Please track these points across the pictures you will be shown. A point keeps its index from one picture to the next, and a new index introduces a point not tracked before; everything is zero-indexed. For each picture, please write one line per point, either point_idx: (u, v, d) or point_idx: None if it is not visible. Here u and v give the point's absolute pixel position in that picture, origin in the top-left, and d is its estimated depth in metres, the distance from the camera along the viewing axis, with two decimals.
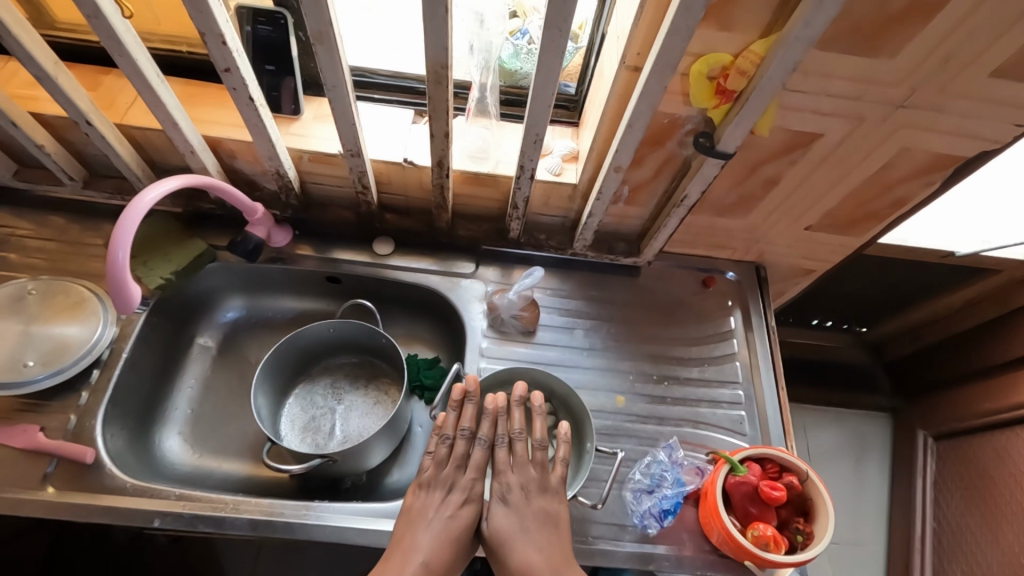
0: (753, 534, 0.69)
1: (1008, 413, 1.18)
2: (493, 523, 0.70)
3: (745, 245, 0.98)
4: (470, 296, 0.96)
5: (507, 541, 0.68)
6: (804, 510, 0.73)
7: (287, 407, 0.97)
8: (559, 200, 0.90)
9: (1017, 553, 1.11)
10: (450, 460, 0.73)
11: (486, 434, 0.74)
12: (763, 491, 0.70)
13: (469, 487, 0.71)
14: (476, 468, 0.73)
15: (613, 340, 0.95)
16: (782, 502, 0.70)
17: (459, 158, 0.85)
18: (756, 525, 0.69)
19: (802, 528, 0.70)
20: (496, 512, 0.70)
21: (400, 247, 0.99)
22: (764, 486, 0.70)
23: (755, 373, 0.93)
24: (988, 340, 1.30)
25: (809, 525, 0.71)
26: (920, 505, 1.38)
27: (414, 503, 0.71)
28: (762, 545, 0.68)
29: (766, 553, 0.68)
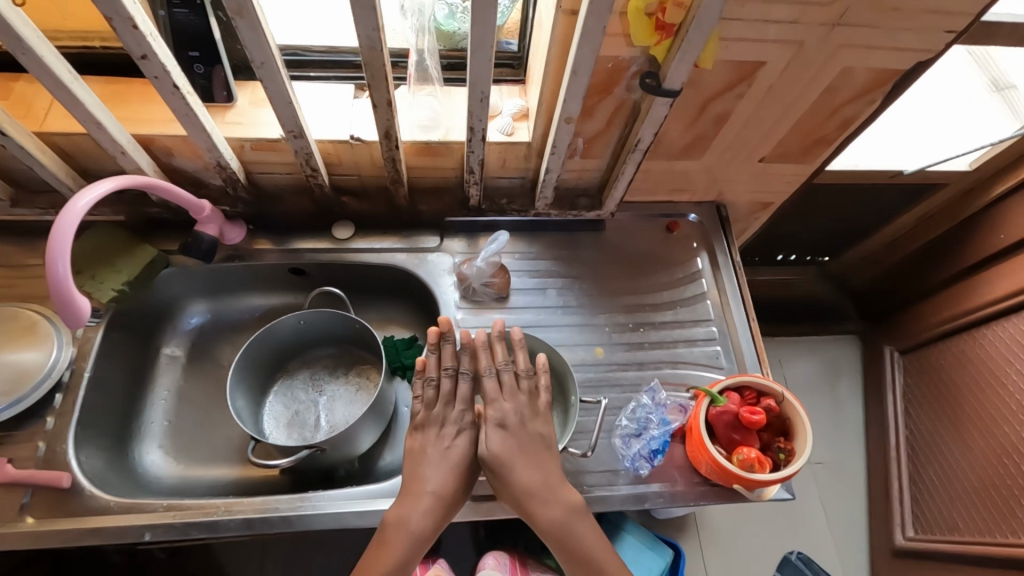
0: (738, 458, 0.71)
1: (972, 317, 1.26)
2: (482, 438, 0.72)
3: (705, 186, 0.99)
4: (439, 270, 0.95)
5: (503, 463, 0.69)
6: (784, 429, 0.75)
7: (268, 405, 0.95)
8: (515, 161, 0.89)
9: (984, 447, 1.20)
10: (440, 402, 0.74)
11: (467, 368, 0.76)
12: (744, 417, 0.72)
13: (458, 420, 0.73)
14: (464, 400, 0.74)
15: (586, 296, 0.96)
16: (763, 425, 0.72)
17: (408, 130, 0.83)
18: (740, 450, 0.72)
19: (783, 447, 0.73)
20: (490, 436, 0.71)
21: (362, 230, 0.97)
22: (745, 411, 0.72)
23: (727, 309, 0.95)
24: (942, 253, 1.36)
25: (791, 443, 0.74)
26: (892, 415, 1.47)
27: (413, 447, 0.72)
28: (748, 467, 0.71)
29: (753, 475, 0.70)
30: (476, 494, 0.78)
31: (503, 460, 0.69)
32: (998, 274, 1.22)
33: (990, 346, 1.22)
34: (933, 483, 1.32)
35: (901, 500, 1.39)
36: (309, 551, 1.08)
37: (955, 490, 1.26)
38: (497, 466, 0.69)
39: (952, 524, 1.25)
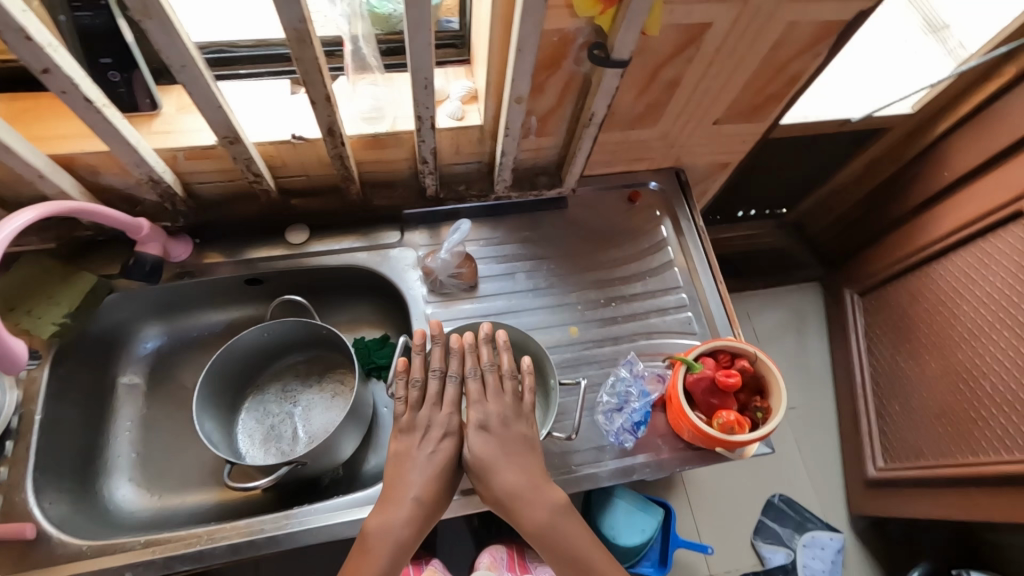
0: (719, 422, 0.73)
1: (923, 253, 1.31)
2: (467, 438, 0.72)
3: (662, 153, 0.99)
4: (403, 265, 0.93)
5: (488, 464, 0.69)
6: (759, 388, 0.77)
7: (241, 423, 0.92)
8: (469, 145, 0.86)
9: (940, 374, 1.27)
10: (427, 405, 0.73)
11: (456, 370, 0.75)
12: (720, 381, 0.73)
13: (446, 423, 0.72)
14: (453, 403, 0.73)
15: (555, 276, 0.95)
16: (739, 386, 0.74)
17: (353, 124, 0.79)
18: (720, 414, 0.73)
19: (760, 405, 0.75)
20: (475, 438, 0.71)
21: (317, 231, 0.93)
22: (721, 376, 0.73)
23: (694, 274, 0.96)
24: (892, 195, 1.41)
25: (767, 400, 0.76)
26: (857, 355, 1.54)
27: (398, 446, 0.71)
28: (729, 430, 0.72)
29: (733, 436, 0.72)
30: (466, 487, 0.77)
31: (488, 461, 0.69)
32: (944, 210, 1.27)
33: (940, 279, 1.28)
34: (896, 413, 1.39)
35: (870, 434, 1.46)
36: (304, 561, 1.07)
37: (916, 418, 1.33)
38: (481, 467, 0.69)
39: (916, 449, 1.32)
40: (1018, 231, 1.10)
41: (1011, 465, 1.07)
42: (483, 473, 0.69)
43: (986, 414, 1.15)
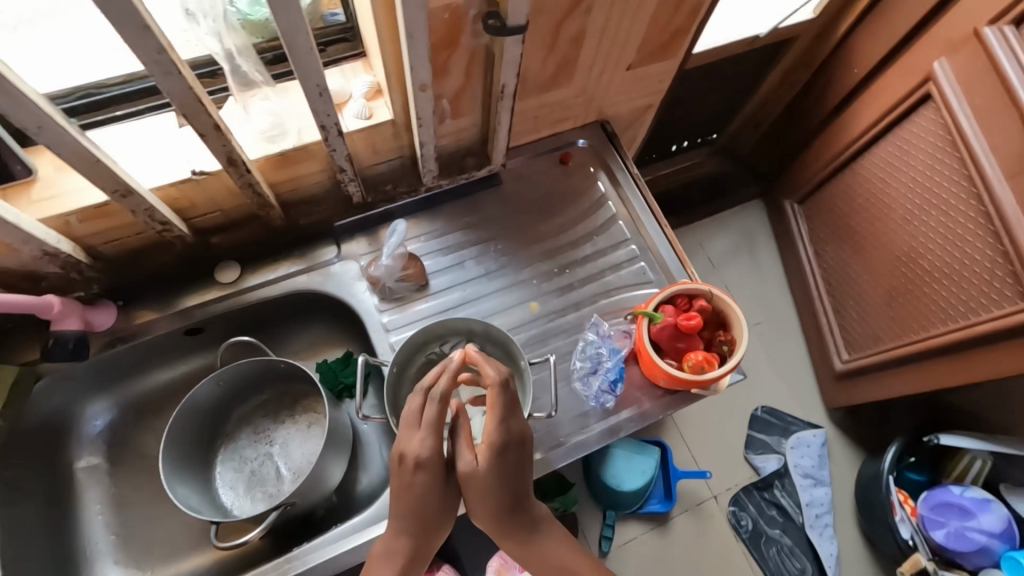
0: (689, 364, 0.75)
1: (850, 151, 1.37)
2: (463, 461, 0.64)
3: (583, 108, 0.97)
4: (349, 279, 0.89)
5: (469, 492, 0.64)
6: (720, 322, 0.79)
7: (219, 477, 0.88)
8: (385, 142, 0.82)
9: (884, 261, 1.34)
10: (417, 427, 0.64)
11: (443, 392, 0.64)
12: (683, 326, 0.75)
13: (421, 450, 0.63)
14: (434, 428, 0.63)
15: (504, 256, 0.94)
16: (701, 326, 0.76)
17: (253, 145, 0.73)
18: (689, 356, 0.75)
19: (724, 339, 0.77)
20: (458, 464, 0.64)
21: (249, 265, 0.87)
22: (682, 320, 0.75)
23: (639, 223, 0.96)
24: (811, 100, 1.45)
25: (729, 332, 0.78)
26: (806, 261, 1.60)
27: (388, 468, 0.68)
28: (699, 370, 0.74)
29: (705, 375, 0.74)
30: None
31: (482, 490, 0.63)
32: (861, 107, 1.32)
33: (868, 172, 1.34)
34: (852, 306, 1.47)
35: (832, 332, 1.53)
36: None
37: (869, 306, 1.41)
38: (475, 496, 0.64)
39: (875, 337, 1.40)
40: (929, 114, 1.16)
41: (958, 332, 1.15)
42: (476, 500, 0.65)
43: (931, 289, 1.22)
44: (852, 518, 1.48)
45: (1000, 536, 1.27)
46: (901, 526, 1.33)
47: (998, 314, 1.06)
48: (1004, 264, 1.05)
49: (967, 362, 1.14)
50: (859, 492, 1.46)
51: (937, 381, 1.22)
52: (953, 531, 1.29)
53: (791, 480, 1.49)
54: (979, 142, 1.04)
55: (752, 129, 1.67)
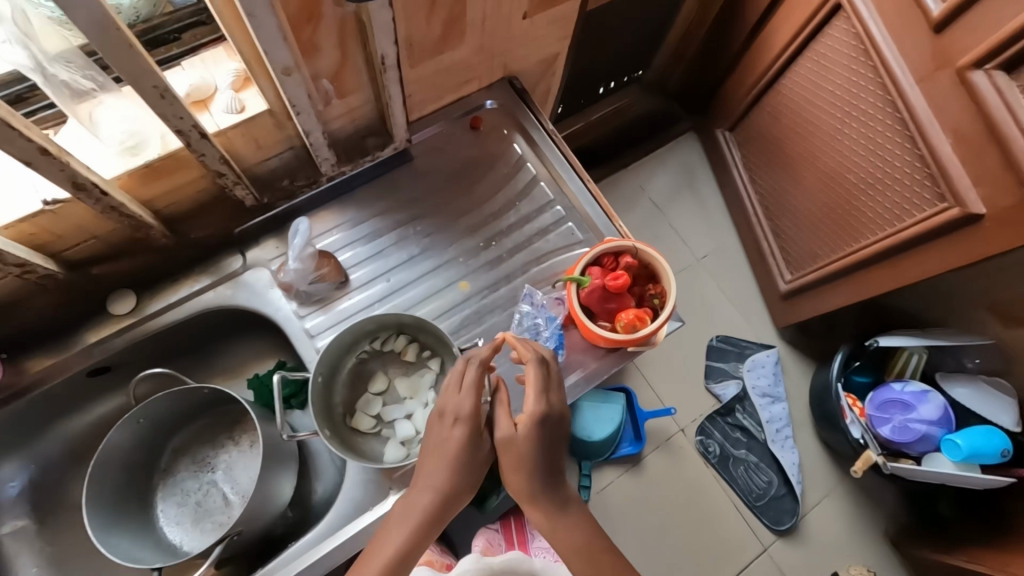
0: (622, 324, 0.73)
1: (774, 69, 1.36)
2: (501, 427, 0.66)
3: (486, 67, 0.90)
4: (262, 288, 0.82)
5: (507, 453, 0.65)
6: (651, 275, 0.77)
7: (162, 515, 0.83)
8: (268, 135, 0.74)
9: (815, 179, 1.36)
10: (463, 389, 0.66)
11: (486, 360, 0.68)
12: (611, 287, 0.73)
13: (462, 407, 0.65)
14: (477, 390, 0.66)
15: (427, 237, 0.89)
16: (630, 283, 0.74)
17: (106, 164, 0.64)
18: (620, 317, 0.74)
19: (655, 292, 0.75)
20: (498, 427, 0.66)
21: (145, 291, 0.80)
22: (608, 281, 0.73)
23: (561, 182, 0.92)
24: (727, 22, 1.44)
25: (660, 284, 0.76)
26: (743, 187, 1.61)
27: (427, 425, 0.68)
28: (632, 329, 0.73)
29: (639, 333, 0.73)
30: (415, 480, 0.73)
31: (521, 450, 0.66)
32: (778, 25, 1.31)
33: (790, 92, 1.35)
34: (790, 227, 1.50)
35: (773, 255, 1.56)
36: None
37: (805, 225, 1.44)
38: (511, 456, 0.66)
39: (813, 255, 1.43)
40: (840, 26, 1.16)
41: (886, 241, 1.17)
42: (509, 465, 0.67)
43: (860, 201, 1.24)
44: (811, 428, 1.55)
45: (940, 423, 1.33)
46: (851, 427, 1.40)
47: (919, 219, 1.08)
48: (921, 167, 1.07)
49: (894, 270, 1.17)
50: (814, 401, 1.53)
51: (866, 292, 1.25)
52: (897, 426, 1.34)
53: (751, 402, 1.54)
54: (888, 48, 1.06)
55: (676, 61, 1.64)
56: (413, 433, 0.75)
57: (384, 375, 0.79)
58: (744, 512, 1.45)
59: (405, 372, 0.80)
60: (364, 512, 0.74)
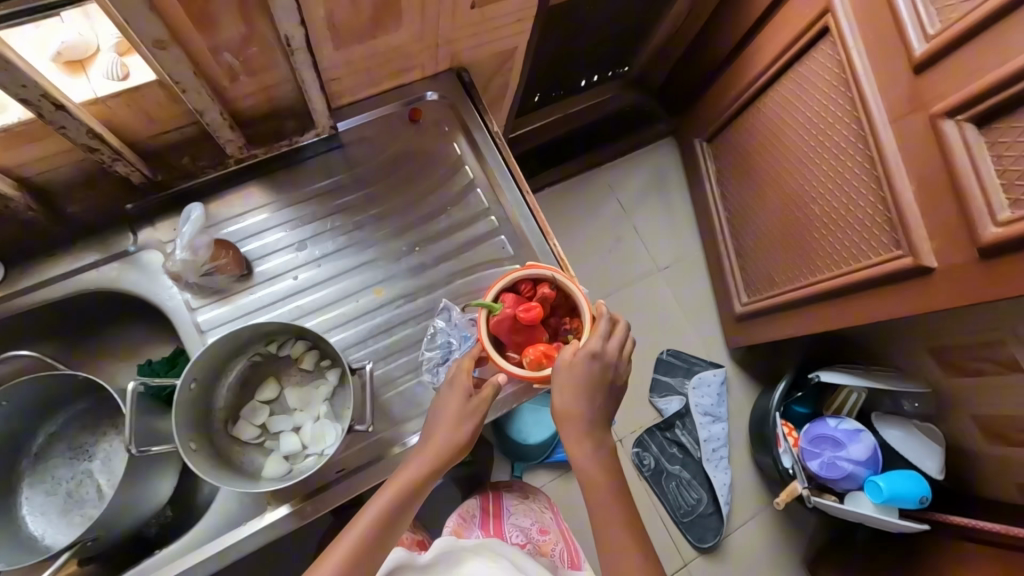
0: (528, 360, 0.68)
1: (759, 83, 1.22)
2: (564, 355, 0.66)
3: (430, 56, 0.82)
4: (156, 271, 0.75)
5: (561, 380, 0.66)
6: (570, 307, 0.73)
7: (26, 504, 0.77)
8: (161, 108, 0.66)
9: (781, 204, 1.24)
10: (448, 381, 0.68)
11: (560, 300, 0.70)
12: (521, 318, 0.66)
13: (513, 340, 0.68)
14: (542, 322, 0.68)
15: (345, 235, 0.82)
16: (543, 316, 0.68)
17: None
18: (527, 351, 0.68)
19: (569, 328, 0.71)
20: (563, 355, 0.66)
21: (18, 262, 0.73)
22: (519, 312, 0.66)
23: (499, 192, 0.85)
24: (719, 27, 1.30)
25: (578, 320, 0.72)
26: (713, 198, 1.50)
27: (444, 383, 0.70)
28: (538, 366, 0.68)
29: (544, 371, 0.68)
30: (299, 496, 0.71)
31: (576, 383, 0.65)
32: (769, 38, 1.17)
33: (773, 105, 1.21)
34: (751, 245, 1.38)
35: (734, 275, 1.46)
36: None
37: (764, 251, 1.34)
38: (568, 400, 0.65)
39: (770, 279, 1.33)
40: (825, 50, 1.04)
41: (838, 278, 1.09)
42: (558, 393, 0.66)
43: (821, 235, 1.14)
44: (747, 448, 1.46)
45: (867, 463, 1.24)
46: (782, 457, 1.32)
47: (873, 261, 1.00)
48: (883, 209, 0.97)
49: (843, 309, 1.10)
50: (756, 421, 1.42)
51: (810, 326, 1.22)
52: (826, 461, 1.26)
53: (692, 418, 1.46)
54: (867, 80, 0.95)
55: (662, 62, 1.53)
56: (298, 447, 0.72)
57: (276, 382, 0.74)
58: (668, 525, 1.40)
59: (300, 381, 0.75)
60: (236, 527, 0.70)
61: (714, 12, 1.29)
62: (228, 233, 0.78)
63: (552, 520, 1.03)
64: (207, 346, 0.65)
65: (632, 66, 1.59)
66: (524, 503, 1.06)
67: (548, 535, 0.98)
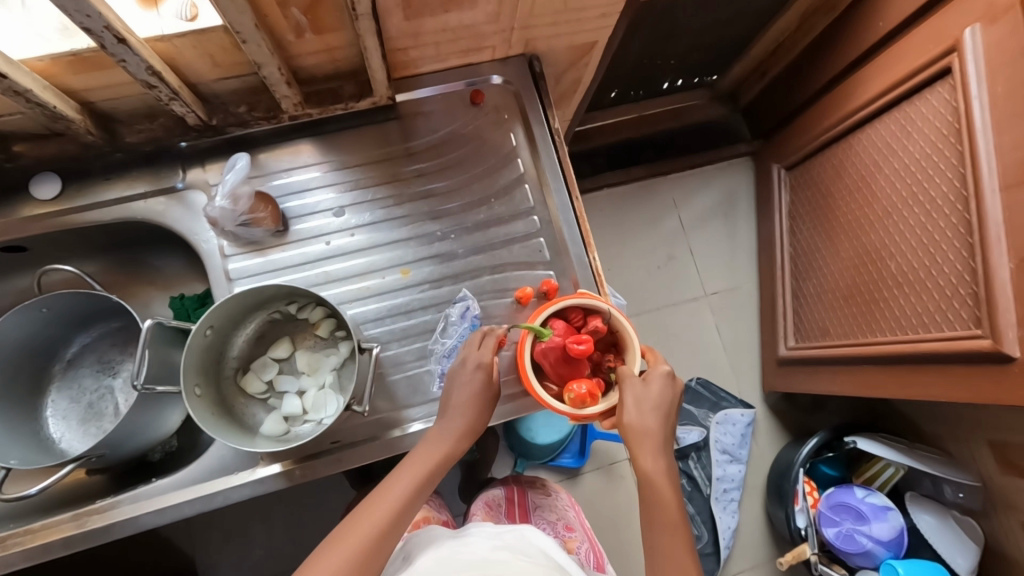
0: (570, 397, 0.63)
1: (851, 121, 1.11)
2: (629, 377, 0.64)
3: (502, 39, 0.78)
4: (197, 211, 0.77)
5: (636, 401, 0.63)
6: (612, 343, 0.70)
7: (50, 406, 0.82)
8: (225, 54, 0.66)
9: (850, 255, 1.14)
10: (469, 369, 0.67)
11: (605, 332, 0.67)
12: (570, 350, 0.63)
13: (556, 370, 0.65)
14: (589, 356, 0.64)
15: (383, 208, 0.80)
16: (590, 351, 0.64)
17: (19, 44, 0.59)
18: (571, 387, 0.63)
19: (613, 365, 0.68)
20: (633, 383, 0.64)
21: (75, 180, 0.76)
22: (569, 343, 0.63)
23: (546, 192, 0.82)
24: (823, 51, 1.19)
25: (620, 357, 0.69)
26: (780, 234, 1.38)
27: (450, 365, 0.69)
28: (581, 405, 0.63)
29: (586, 411, 0.63)
30: (293, 459, 0.71)
31: (654, 399, 0.64)
32: (875, 71, 1.06)
33: (863, 146, 1.09)
34: (809, 291, 1.27)
35: (785, 315, 1.35)
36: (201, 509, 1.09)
37: (820, 299, 1.23)
38: (642, 420, 0.63)
39: (823, 329, 1.22)
40: (942, 94, 0.92)
41: (902, 345, 0.99)
42: (635, 412, 0.63)
43: (889, 297, 1.03)
44: (761, 497, 1.36)
45: (888, 544, 1.14)
46: (796, 515, 1.21)
47: (945, 335, 0.90)
48: (969, 283, 0.87)
49: (900, 378, 1.00)
50: (773, 476, 1.32)
51: (858, 389, 1.12)
52: (843, 532, 1.16)
53: (708, 453, 1.34)
54: (984, 137, 0.83)
55: (756, 78, 1.42)
56: (299, 411, 0.74)
57: (288, 343, 0.76)
58: None
59: (314, 346, 0.77)
60: (227, 475, 0.71)
61: (821, 33, 1.18)
62: (273, 187, 0.78)
63: (575, 517, 0.98)
64: (227, 298, 0.66)
65: (722, 77, 1.49)
66: (547, 499, 1.00)
67: (574, 533, 0.93)
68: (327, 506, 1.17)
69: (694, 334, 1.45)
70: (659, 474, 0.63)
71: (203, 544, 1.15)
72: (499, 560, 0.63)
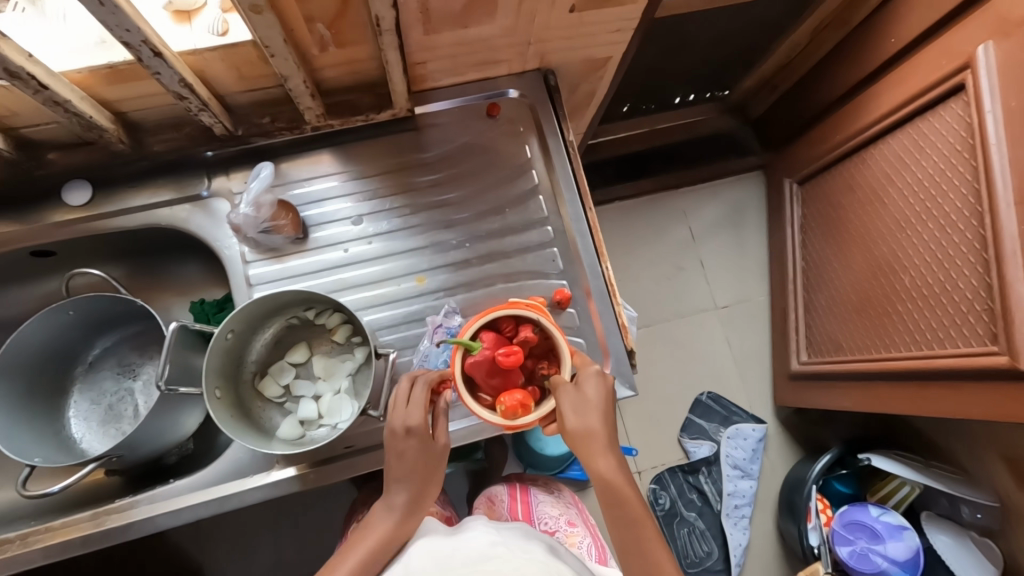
0: (501, 409, 0.60)
1: (863, 135, 1.11)
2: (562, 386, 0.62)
3: (517, 53, 0.80)
4: (219, 219, 0.79)
5: (574, 410, 0.62)
6: (547, 351, 0.66)
7: (72, 407, 0.84)
8: (252, 66, 0.68)
9: (863, 268, 1.13)
10: (411, 406, 0.65)
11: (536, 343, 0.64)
12: (500, 362, 0.60)
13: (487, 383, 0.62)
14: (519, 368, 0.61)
15: (399, 216, 0.82)
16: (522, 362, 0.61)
17: (57, 56, 0.61)
18: (501, 400, 0.60)
19: (546, 373, 0.65)
20: (567, 393, 0.62)
21: (105, 187, 0.78)
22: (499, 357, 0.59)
23: (560, 201, 0.83)
24: (834, 66, 1.19)
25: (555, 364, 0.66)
26: (792, 247, 1.38)
27: None
28: (512, 416, 0.60)
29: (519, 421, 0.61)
30: (307, 462, 0.72)
31: (591, 403, 0.62)
32: (888, 85, 1.06)
33: (875, 160, 1.09)
34: (821, 305, 1.27)
35: (797, 329, 1.34)
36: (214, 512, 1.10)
37: (832, 313, 1.23)
38: (580, 425, 0.62)
39: (835, 343, 1.21)
40: (955, 110, 0.92)
41: (916, 360, 0.99)
42: (574, 420, 0.62)
43: (903, 311, 1.03)
44: (773, 512, 1.34)
45: (904, 565, 1.13)
46: (809, 532, 1.18)
47: (961, 351, 0.90)
48: (985, 298, 0.86)
49: (914, 393, 1.00)
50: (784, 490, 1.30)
51: (873, 405, 1.10)
52: (858, 551, 1.14)
53: (719, 468, 1.35)
54: (997, 152, 0.83)
55: (767, 92, 1.43)
56: (314, 415, 0.75)
57: (306, 348, 0.78)
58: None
59: (329, 352, 0.78)
60: (240, 478, 0.72)
61: (832, 48, 1.19)
62: (293, 195, 0.80)
63: (578, 513, 0.98)
64: (250, 301, 0.67)
65: (734, 91, 1.50)
66: (551, 495, 1.01)
67: (576, 528, 0.92)
68: (337, 513, 1.18)
69: (703, 347, 1.45)
70: (613, 473, 0.63)
71: (212, 547, 1.16)
72: (496, 555, 0.63)
